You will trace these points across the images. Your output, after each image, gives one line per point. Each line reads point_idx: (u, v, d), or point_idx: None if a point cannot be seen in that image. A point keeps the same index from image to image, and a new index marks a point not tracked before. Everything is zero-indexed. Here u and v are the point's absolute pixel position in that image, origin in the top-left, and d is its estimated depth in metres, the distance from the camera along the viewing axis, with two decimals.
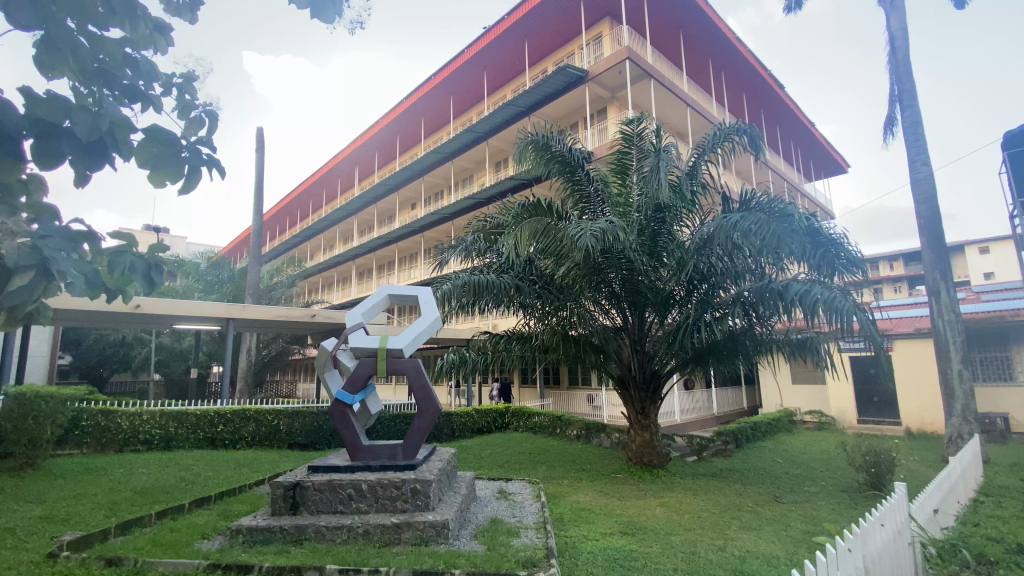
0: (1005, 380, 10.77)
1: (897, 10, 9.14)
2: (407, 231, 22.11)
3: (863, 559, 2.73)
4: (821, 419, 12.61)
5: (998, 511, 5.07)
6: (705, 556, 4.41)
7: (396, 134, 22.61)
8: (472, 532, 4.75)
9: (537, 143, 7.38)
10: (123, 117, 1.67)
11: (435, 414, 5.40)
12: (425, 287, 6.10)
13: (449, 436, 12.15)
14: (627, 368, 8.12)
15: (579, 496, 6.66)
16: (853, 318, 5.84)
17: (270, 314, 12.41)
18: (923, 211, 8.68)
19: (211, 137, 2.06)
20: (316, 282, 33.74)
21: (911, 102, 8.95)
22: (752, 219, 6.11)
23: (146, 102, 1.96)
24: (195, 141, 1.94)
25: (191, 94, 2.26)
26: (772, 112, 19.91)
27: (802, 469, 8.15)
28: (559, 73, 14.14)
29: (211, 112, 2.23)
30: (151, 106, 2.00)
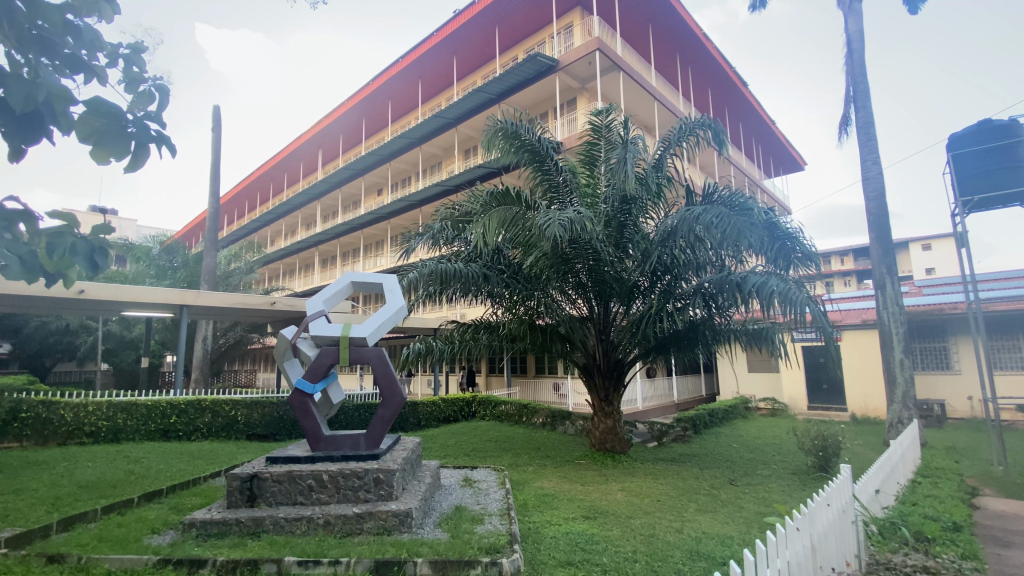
0: (942, 369, 11.54)
1: (855, 12, 9.48)
2: (373, 217, 21.64)
3: (811, 537, 2.88)
4: (774, 405, 13.21)
5: (932, 491, 5.44)
6: (664, 538, 4.56)
7: (362, 117, 22.01)
8: (436, 521, 4.73)
9: (506, 131, 7.32)
10: (62, 87, 1.61)
11: (400, 403, 5.34)
12: (390, 275, 5.95)
13: (415, 426, 12.10)
14: (593, 357, 8.23)
15: (543, 482, 6.76)
16: (807, 309, 6.07)
17: (227, 301, 11.95)
18: (873, 208, 9.11)
19: (160, 113, 2.00)
20: (277, 268, 32.69)
21: (865, 103, 9.32)
22: (714, 212, 6.25)
23: (90, 74, 1.85)
24: (143, 116, 1.87)
25: (140, 66, 2.15)
26: (736, 108, 20.41)
27: (756, 453, 8.53)
28: (530, 61, 14.04)
29: (161, 87, 2.14)
30: (96, 79, 1.91)
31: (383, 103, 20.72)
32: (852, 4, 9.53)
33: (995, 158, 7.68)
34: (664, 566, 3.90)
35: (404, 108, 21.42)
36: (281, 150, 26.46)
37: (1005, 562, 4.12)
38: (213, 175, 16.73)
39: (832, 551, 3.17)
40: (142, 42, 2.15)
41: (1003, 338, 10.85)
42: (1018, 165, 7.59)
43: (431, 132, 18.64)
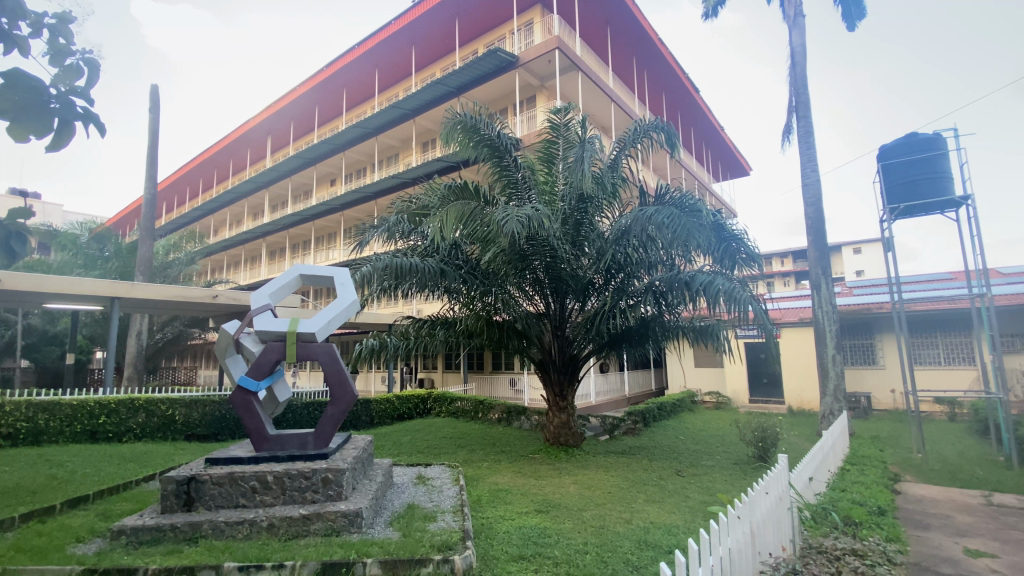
0: (868, 364, 12.43)
1: (798, 27, 10.00)
2: (325, 209, 20.93)
3: (750, 525, 3.02)
4: (718, 399, 13.82)
5: (859, 478, 5.85)
6: (613, 529, 4.67)
7: (316, 104, 21.21)
8: (387, 520, 4.63)
9: (465, 124, 7.23)
10: None
11: (351, 401, 5.19)
12: (342, 269, 5.75)
13: (367, 424, 11.81)
14: (548, 352, 8.30)
15: (497, 477, 6.78)
16: (749, 308, 6.37)
17: (163, 293, 11.21)
18: (812, 213, 9.66)
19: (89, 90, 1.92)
20: (221, 260, 31.06)
21: (807, 113, 9.84)
22: (666, 212, 6.44)
23: (9, 44, 1.73)
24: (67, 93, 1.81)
25: (67, 39, 2.00)
26: (688, 113, 21.12)
27: (701, 444, 8.89)
28: (490, 56, 13.94)
29: (91, 63, 2.02)
30: (16, 49, 1.77)
31: (337, 91, 20.05)
32: (796, 19, 10.05)
33: (919, 168, 8.30)
34: (614, 556, 3.99)
35: (359, 96, 20.81)
36: (227, 136, 25.11)
37: (919, 542, 4.49)
38: (150, 159, 15.65)
39: (769, 537, 3.34)
40: (69, 12, 1.99)
41: (921, 336, 11.82)
42: (939, 176, 8.21)
43: (387, 123, 18.23)
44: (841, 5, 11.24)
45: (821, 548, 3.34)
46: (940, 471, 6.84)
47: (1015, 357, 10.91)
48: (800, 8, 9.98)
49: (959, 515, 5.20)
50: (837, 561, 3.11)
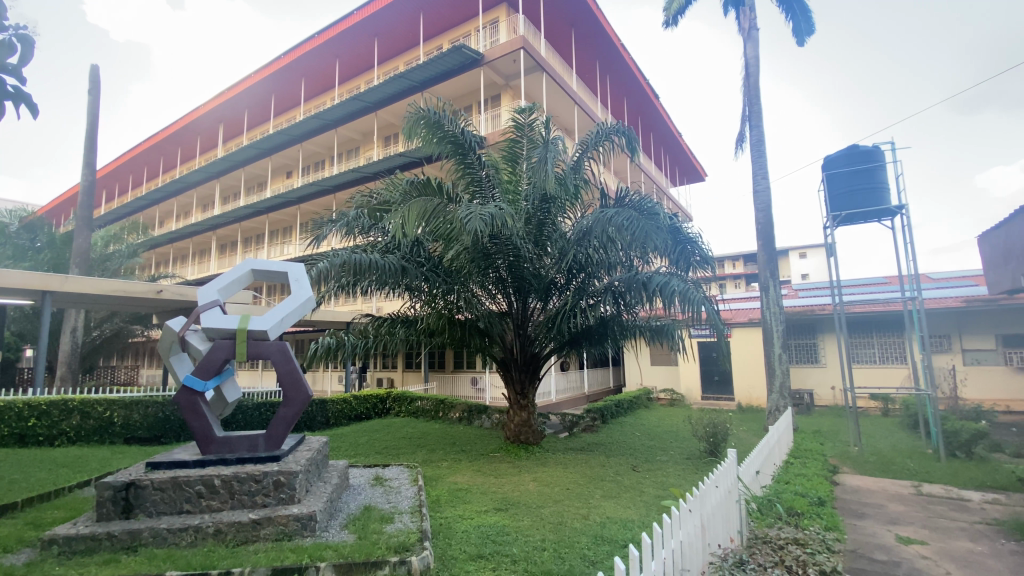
0: (811, 362, 13.13)
1: (752, 39, 10.42)
2: (280, 202, 20.19)
3: (701, 517, 3.12)
4: (673, 396, 14.25)
5: (801, 470, 6.18)
6: (571, 525, 4.74)
7: (272, 93, 20.43)
8: (342, 523, 4.53)
9: (429, 120, 7.14)
10: None
11: (305, 401, 5.03)
12: (297, 264, 5.57)
13: (323, 424, 11.49)
14: (510, 351, 8.33)
15: (457, 476, 6.74)
16: (702, 308, 6.60)
17: (102, 288, 10.51)
18: (762, 218, 10.10)
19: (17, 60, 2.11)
20: (166, 253, 29.44)
21: (759, 123, 10.26)
22: (625, 214, 6.58)
23: None
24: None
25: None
26: (648, 118, 21.66)
27: (656, 440, 9.15)
28: (454, 52, 13.81)
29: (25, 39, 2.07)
30: None
31: (295, 80, 19.38)
32: (750, 31, 10.46)
33: (859, 178, 8.81)
34: (571, 552, 4.04)
35: (319, 87, 20.19)
36: (175, 122, 23.85)
37: (855, 530, 4.79)
38: (88, 144, 14.65)
39: (718, 530, 3.47)
40: None
41: (859, 336, 12.58)
42: (876, 187, 8.74)
43: (348, 115, 17.78)
44: (792, 20, 11.77)
45: (766, 538, 3.48)
46: (874, 463, 7.31)
47: (941, 356, 11.80)
48: (754, 21, 10.40)
49: (891, 504, 5.58)
50: (780, 550, 3.26)
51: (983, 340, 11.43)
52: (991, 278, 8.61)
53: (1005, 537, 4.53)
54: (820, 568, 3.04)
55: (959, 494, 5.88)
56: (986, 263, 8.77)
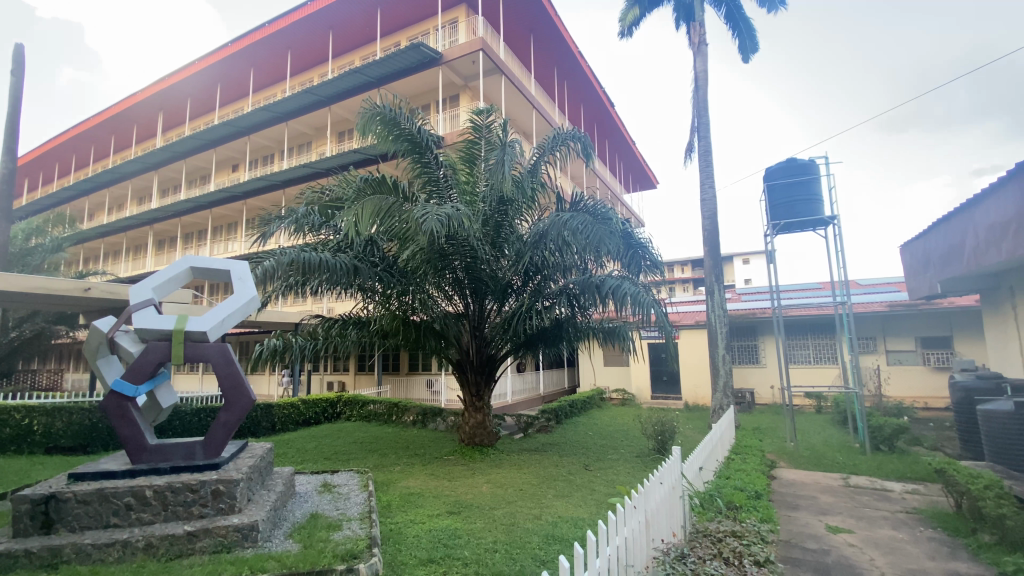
0: (752, 362, 13.82)
1: (701, 54, 10.86)
2: (225, 196, 19.25)
3: (645, 514, 3.22)
4: (624, 396, 14.63)
5: (742, 465, 6.49)
6: (523, 525, 4.78)
7: (218, 82, 19.48)
8: (287, 532, 4.35)
9: (385, 117, 7.03)
10: None
11: (248, 405, 4.80)
12: (240, 262, 5.33)
13: (268, 430, 11.08)
14: (465, 353, 8.30)
15: (409, 481, 6.64)
16: (652, 310, 6.81)
17: (20, 285, 9.65)
18: (709, 225, 10.54)
19: None
20: (96, 248, 27.42)
21: (706, 134, 10.72)
22: (580, 218, 6.69)
23: None
24: None
25: None
26: (603, 125, 22.19)
27: (608, 439, 9.34)
28: (411, 50, 13.65)
29: None
30: None
31: (243, 70, 18.58)
32: (699, 46, 10.90)
33: (795, 190, 9.37)
34: (522, 552, 4.07)
35: (269, 78, 19.42)
36: (109, 108, 22.29)
37: (789, 521, 5.08)
38: (8, 128, 13.43)
39: (662, 525, 3.59)
40: None
41: (796, 338, 13.35)
42: (811, 198, 9.32)
43: (300, 109, 17.20)
44: (737, 38, 12.40)
45: (706, 531, 3.62)
46: (808, 457, 7.78)
47: (867, 357, 12.70)
48: (703, 37, 10.82)
49: (822, 496, 5.96)
50: (719, 542, 3.40)
51: (905, 342, 12.39)
52: (910, 284, 9.35)
53: (923, 524, 4.92)
54: (753, 559, 3.21)
55: (883, 485, 6.34)
56: (907, 271, 9.49)
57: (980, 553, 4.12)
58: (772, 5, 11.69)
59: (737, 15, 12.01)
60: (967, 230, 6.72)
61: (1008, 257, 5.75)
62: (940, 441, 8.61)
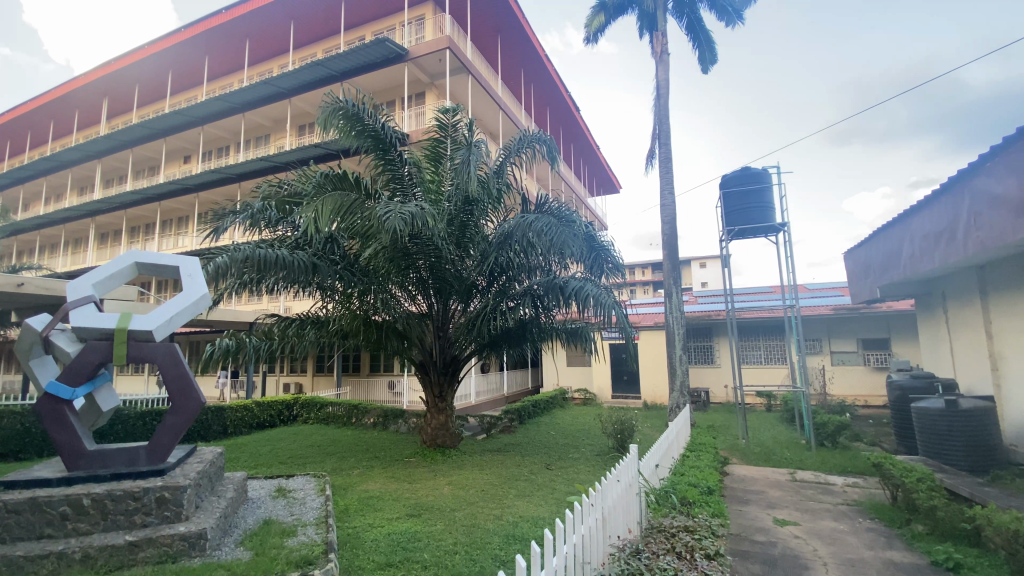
0: (708, 363, 14.31)
1: (663, 63, 11.16)
2: (176, 188, 18.35)
3: (602, 511, 3.27)
4: (586, 396, 14.86)
5: (697, 462, 6.70)
6: (484, 526, 4.77)
7: (169, 69, 18.54)
8: (237, 539, 4.18)
9: (347, 112, 6.87)
10: None
11: (197, 408, 4.58)
12: (190, 258, 5.08)
13: (220, 433, 10.62)
14: (429, 354, 8.23)
15: (368, 484, 6.51)
16: (613, 312, 6.93)
17: None
18: (668, 230, 10.83)
19: None
20: (31, 240, 25.57)
21: (667, 141, 11.01)
22: (545, 220, 6.73)
23: None
24: None
25: None
26: (569, 128, 22.47)
27: (569, 438, 9.46)
28: (376, 44, 13.42)
29: None
30: None
31: (198, 57, 17.77)
32: (661, 55, 11.19)
33: (749, 198, 9.79)
34: (482, 553, 4.07)
35: (225, 67, 18.64)
36: (49, 90, 20.91)
37: (739, 515, 5.29)
38: None
39: (618, 521, 3.65)
40: None
41: (748, 339, 13.91)
42: (763, 206, 9.75)
43: (258, 100, 16.61)
44: (697, 48, 12.81)
45: (661, 527, 3.72)
46: (758, 453, 8.12)
47: (814, 357, 13.36)
48: (665, 46, 11.10)
49: (771, 490, 6.24)
50: (672, 538, 3.50)
51: (848, 343, 13.11)
52: (853, 289, 9.90)
53: (862, 516, 5.22)
54: (704, 552, 3.32)
55: (826, 479, 6.70)
56: (850, 276, 10.04)
57: (913, 542, 4.41)
58: (730, 19, 12.14)
59: (698, 26, 12.41)
60: (905, 237, 7.17)
61: (942, 262, 6.15)
62: (878, 437, 9.16)
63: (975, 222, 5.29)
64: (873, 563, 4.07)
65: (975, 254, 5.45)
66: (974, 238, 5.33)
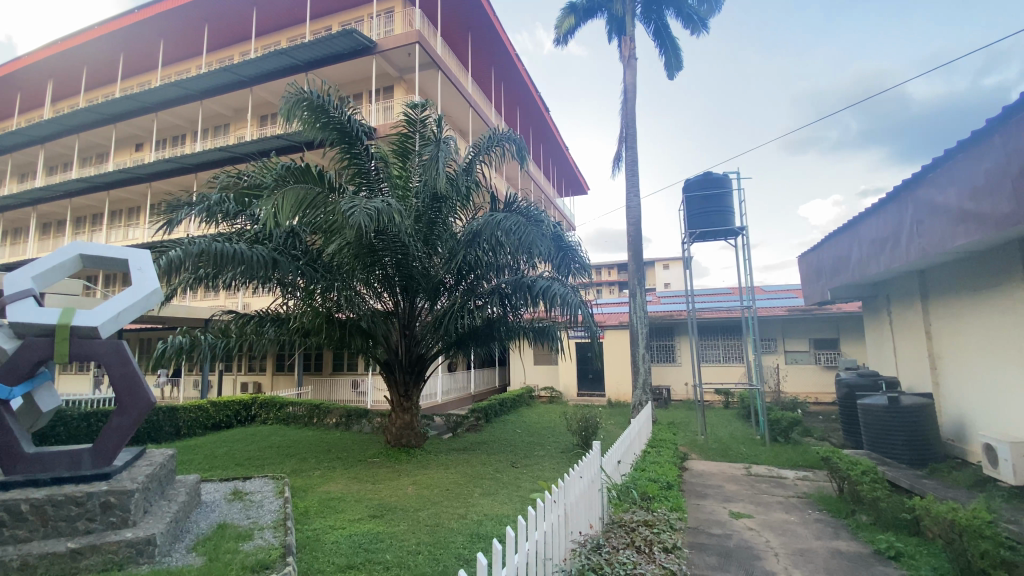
0: (670, 361, 14.68)
1: (631, 67, 11.36)
2: (126, 177, 17.42)
3: (564, 507, 3.31)
4: (552, 394, 15.00)
5: (658, 458, 6.87)
6: (447, 526, 4.74)
7: (121, 52, 17.62)
8: (189, 545, 4.02)
9: (311, 103, 6.68)
10: None
11: (147, 408, 4.36)
12: (140, 251, 4.84)
13: (171, 435, 10.16)
14: (394, 353, 8.12)
15: (330, 485, 6.37)
16: (579, 311, 7.01)
17: None
18: (633, 231, 11.05)
19: None
20: None
21: (633, 145, 11.20)
22: (513, 219, 6.74)
23: None
24: None
25: None
26: (538, 129, 22.58)
27: (535, 436, 9.51)
28: (343, 36, 13.13)
29: None
30: None
31: (152, 40, 16.93)
32: (629, 60, 11.38)
33: (709, 202, 10.10)
34: (445, 552, 4.05)
35: (182, 52, 17.83)
36: None
37: (698, 509, 5.46)
38: None
39: (580, 517, 3.71)
40: None
41: (708, 338, 14.35)
42: (723, 210, 10.07)
43: (217, 88, 15.96)
44: (663, 55, 13.10)
45: (622, 522, 3.80)
46: (716, 449, 8.39)
47: (769, 356, 13.91)
48: (633, 51, 11.30)
49: (728, 484, 6.47)
50: (632, 532, 3.58)
51: (801, 343, 13.71)
52: (806, 290, 10.33)
53: (811, 508, 5.48)
54: (662, 545, 3.42)
55: (779, 473, 6.99)
56: (803, 279, 10.47)
57: (857, 532, 4.65)
58: (695, 27, 12.47)
59: (664, 33, 12.70)
60: (853, 243, 7.57)
61: (887, 267, 6.53)
62: (827, 432, 9.63)
63: (917, 229, 5.63)
64: (821, 552, 4.27)
65: (916, 260, 5.79)
66: (916, 244, 5.67)
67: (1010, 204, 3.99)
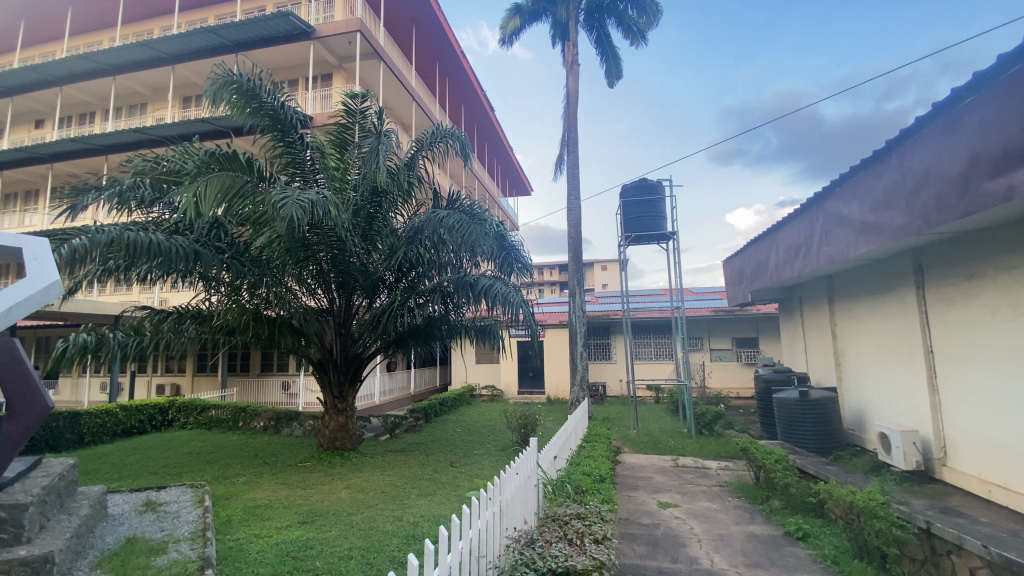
0: (606, 359, 15.17)
1: (573, 73, 11.62)
2: (23, 156, 15.57)
3: (499, 504, 3.33)
4: (493, 392, 15.06)
5: (592, 452, 7.08)
6: (382, 528, 4.65)
7: (22, 18, 15.81)
8: (93, 562, 3.68)
9: (241, 87, 6.27)
10: None
11: (45, 413, 3.89)
12: (36, 240, 4.36)
13: (74, 443, 9.19)
14: (329, 352, 7.83)
15: (256, 492, 6.03)
16: (520, 310, 7.05)
17: None
18: (573, 233, 11.31)
19: None
20: None
21: (574, 148, 11.48)
22: (455, 217, 6.68)
23: None
24: None
25: None
26: (483, 128, 22.58)
27: (474, 435, 9.51)
28: (278, 18, 12.47)
29: None
30: None
31: (57, 6, 15.28)
32: (572, 65, 11.62)
33: (643, 207, 10.54)
34: (379, 556, 3.97)
35: (93, 22, 16.22)
36: None
37: (629, 500, 5.70)
38: None
39: (516, 511, 3.75)
40: None
41: (642, 337, 14.99)
42: (656, 215, 10.53)
43: (134, 64, 14.63)
44: (604, 63, 13.50)
45: (555, 515, 3.89)
46: (647, 443, 8.78)
47: (696, 353, 14.74)
48: (576, 57, 11.52)
49: (657, 476, 6.80)
50: (565, 525, 3.67)
51: (725, 341, 14.64)
52: (731, 292, 10.98)
53: (731, 495, 5.87)
54: (593, 536, 3.53)
55: (703, 464, 7.43)
56: (727, 281, 11.15)
57: (771, 516, 5.05)
58: (635, 38, 12.94)
59: (606, 42, 13.10)
60: (770, 250, 8.20)
61: (800, 272, 7.10)
62: (747, 424, 10.34)
63: (826, 237, 6.18)
64: (739, 536, 4.59)
65: (824, 266, 6.35)
66: (824, 252, 6.23)
67: (905, 217, 4.46)
